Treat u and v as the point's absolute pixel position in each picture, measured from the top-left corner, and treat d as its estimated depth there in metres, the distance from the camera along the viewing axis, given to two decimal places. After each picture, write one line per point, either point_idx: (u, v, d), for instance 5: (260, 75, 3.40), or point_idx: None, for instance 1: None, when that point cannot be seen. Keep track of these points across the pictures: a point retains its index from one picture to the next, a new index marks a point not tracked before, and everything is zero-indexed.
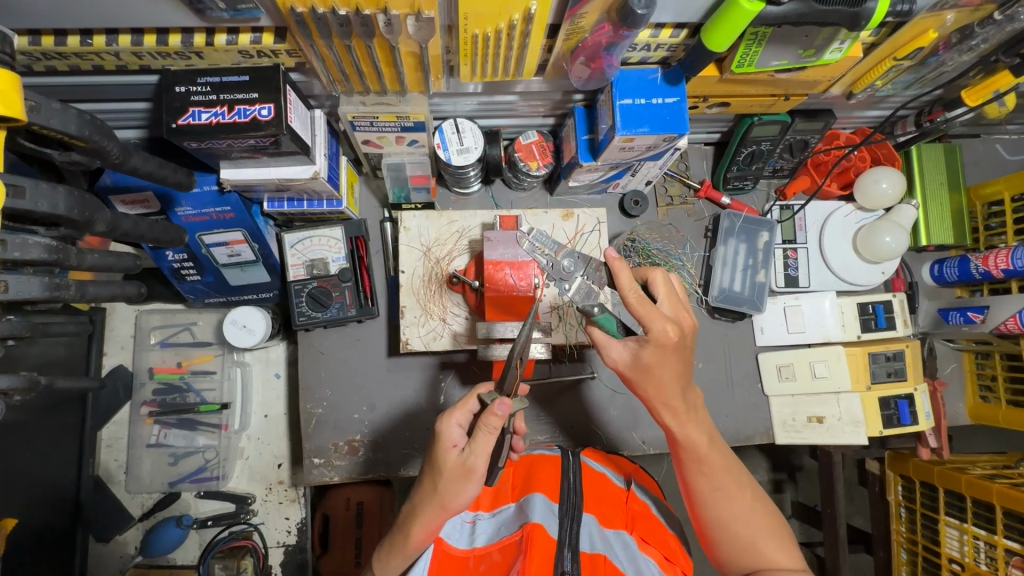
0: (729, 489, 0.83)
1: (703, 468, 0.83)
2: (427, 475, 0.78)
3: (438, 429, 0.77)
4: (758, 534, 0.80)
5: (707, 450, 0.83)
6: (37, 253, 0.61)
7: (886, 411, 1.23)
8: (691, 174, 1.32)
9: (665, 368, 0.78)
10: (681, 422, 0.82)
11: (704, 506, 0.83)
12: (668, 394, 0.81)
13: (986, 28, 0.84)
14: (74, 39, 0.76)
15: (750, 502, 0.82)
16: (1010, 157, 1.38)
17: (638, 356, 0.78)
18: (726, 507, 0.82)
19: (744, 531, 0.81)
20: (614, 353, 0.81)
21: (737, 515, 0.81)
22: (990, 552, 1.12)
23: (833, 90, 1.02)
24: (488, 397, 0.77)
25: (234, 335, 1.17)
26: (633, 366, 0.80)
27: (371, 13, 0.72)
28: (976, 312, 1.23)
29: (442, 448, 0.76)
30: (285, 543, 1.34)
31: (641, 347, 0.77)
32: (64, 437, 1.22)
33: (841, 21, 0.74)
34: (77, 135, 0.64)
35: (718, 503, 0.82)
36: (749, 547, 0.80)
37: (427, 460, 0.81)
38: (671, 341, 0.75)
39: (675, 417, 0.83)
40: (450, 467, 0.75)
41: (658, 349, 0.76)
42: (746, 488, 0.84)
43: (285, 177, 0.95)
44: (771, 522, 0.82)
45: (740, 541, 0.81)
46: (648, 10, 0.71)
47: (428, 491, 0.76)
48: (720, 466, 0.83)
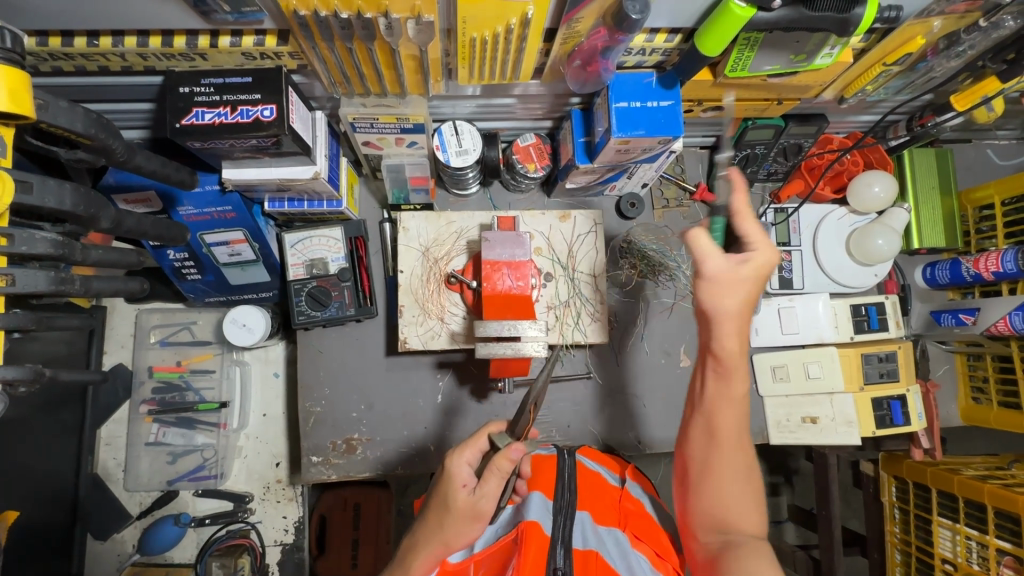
0: (737, 443, 0.77)
1: (724, 411, 0.78)
2: (430, 513, 0.77)
3: (448, 468, 0.77)
4: (740, 497, 0.75)
5: (737, 396, 0.78)
6: (44, 248, 0.63)
7: (878, 412, 1.25)
8: (686, 177, 1.35)
9: (743, 302, 0.74)
10: (734, 353, 0.76)
11: (700, 448, 0.79)
12: (738, 322, 0.75)
13: (972, 34, 0.86)
14: (81, 41, 0.78)
15: (745, 468, 0.77)
16: (1000, 163, 1.40)
17: (738, 274, 0.74)
18: (724, 457, 0.77)
19: (726, 486, 0.76)
20: (710, 266, 0.74)
21: (726, 471, 0.76)
22: (983, 552, 1.13)
23: (825, 95, 1.04)
24: (501, 438, 0.78)
25: (234, 333, 1.18)
26: (727, 281, 0.74)
27: (372, 16, 0.74)
28: (967, 315, 1.25)
29: (452, 488, 0.76)
30: (282, 542, 1.34)
31: (744, 264, 0.74)
32: (63, 435, 1.23)
33: (830, 27, 0.75)
34: (83, 133, 0.66)
35: (719, 449, 0.77)
36: (722, 500, 0.75)
37: (432, 495, 0.80)
38: (755, 278, 0.75)
39: (734, 346, 0.76)
40: (459, 507, 0.74)
41: (760, 271, 0.75)
42: (749, 453, 0.78)
43: (286, 177, 0.97)
44: (756, 492, 0.77)
45: (719, 492, 0.76)
46: (642, 16, 0.72)
47: (433, 528, 0.75)
48: (740, 420, 0.78)
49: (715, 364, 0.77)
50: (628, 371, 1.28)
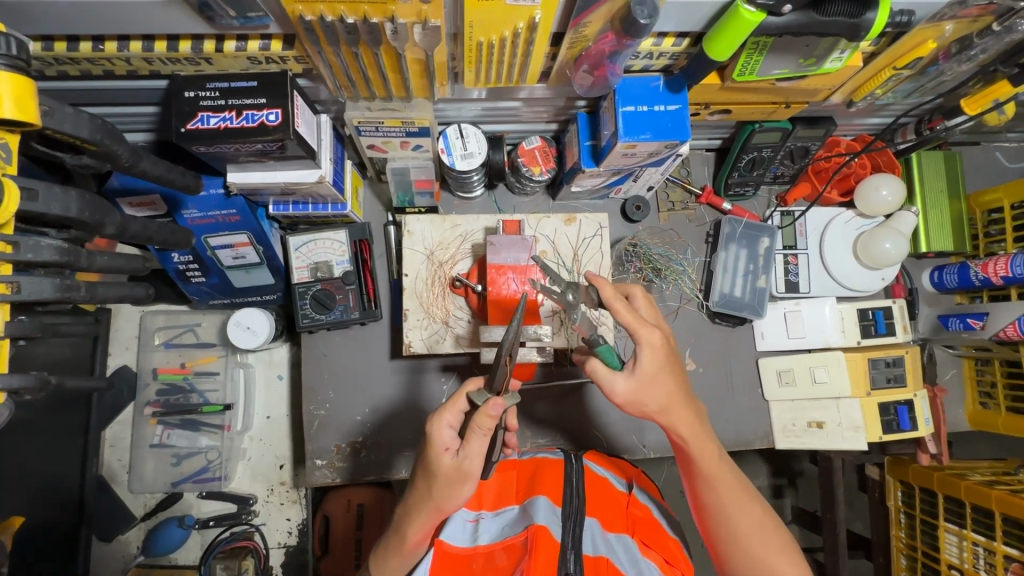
0: (740, 503, 0.83)
1: (714, 484, 0.84)
2: (420, 478, 0.79)
3: (429, 431, 0.76)
4: (771, 551, 0.81)
5: (717, 461, 0.84)
6: (50, 255, 0.62)
7: (886, 417, 1.24)
8: (692, 180, 1.33)
9: (664, 375, 0.80)
10: (694, 435, 0.84)
11: (713, 522, 0.84)
12: (679, 408, 0.82)
13: (984, 38, 0.85)
14: (86, 45, 0.78)
15: (763, 519, 0.83)
16: (1009, 165, 1.39)
17: (638, 374, 0.79)
18: (739, 523, 0.82)
19: (754, 547, 0.81)
20: (616, 386, 0.79)
21: (747, 530, 0.82)
22: (990, 558, 1.12)
23: (833, 98, 1.03)
24: (479, 397, 0.75)
25: (238, 336, 1.18)
26: (634, 393, 0.79)
27: (378, 21, 0.73)
28: (975, 319, 1.23)
29: (435, 452, 0.76)
30: (286, 545, 1.35)
31: (637, 361, 0.79)
32: (68, 437, 1.23)
33: (840, 32, 0.74)
34: (89, 139, 0.66)
35: (730, 518, 0.83)
36: (759, 564, 0.81)
37: (419, 461, 0.81)
38: (660, 343, 0.78)
39: (689, 429, 0.84)
40: (444, 471, 0.75)
41: (652, 358, 0.78)
42: (758, 502, 0.85)
43: (291, 181, 0.97)
44: (785, 539, 0.83)
45: (751, 557, 0.81)
46: (650, 21, 0.72)
47: (424, 493, 0.78)
48: (731, 481, 0.84)
49: (689, 454, 0.85)
50: None
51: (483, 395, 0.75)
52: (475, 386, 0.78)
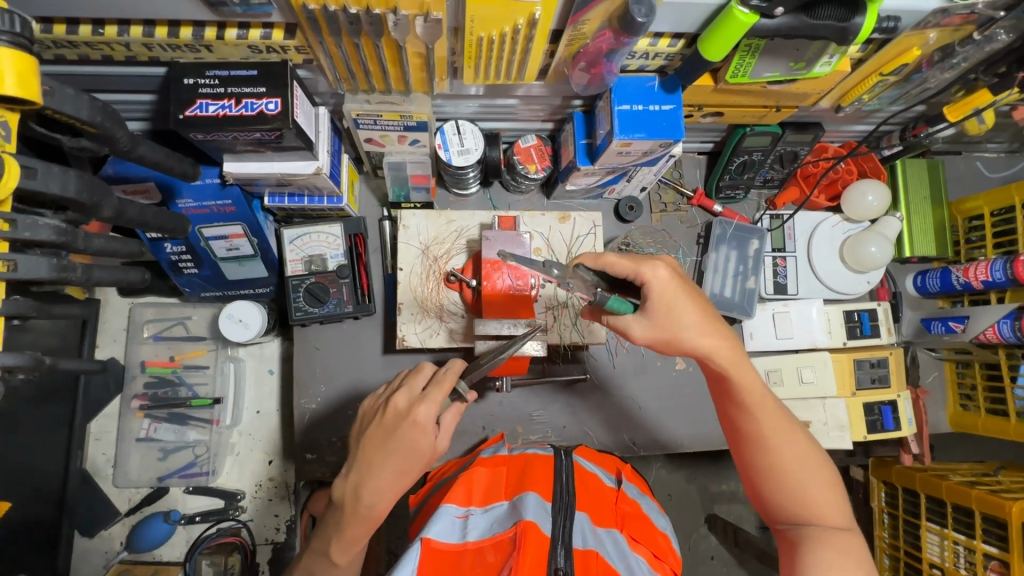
0: (781, 433, 0.83)
1: (749, 420, 0.83)
2: (399, 464, 0.80)
3: (422, 415, 0.80)
4: (807, 478, 0.82)
5: (756, 391, 0.82)
6: (47, 234, 0.62)
7: (870, 417, 1.27)
8: (684, 182, 1.35)
9: (683, 310, 0.79)
10: (733, 363, 0.81)
11: (749, 449, 0.84)
12: (712, 338, 0.80)
13: (966, 46, 0.88)
14: (86, 29, 0.78)
15: (805, 447, 0.83)
16: (990, 174, 1.43)
17: (653, 320, 0.79)
18: (777, 455, 0.82)
19: (791, 475, 0.82)
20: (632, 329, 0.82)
21: (787, 461, 0.82)
22: (969, 557, 1.14)
23: (822, 103, 1.06)
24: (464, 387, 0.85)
25: (230, 329, 1.17)
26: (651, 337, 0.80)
27: (381, 12, 0.74)
28: (957, 322, 1.27)
29: (426, 435, 0.80)
30: (273, 541, 1.33)
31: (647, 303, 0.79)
32: (53, 428, 1.21)
33: (830, 36, 0.77)
34: (88, 121, 0.66)
35: (769, 447, 0.82)
36: (796, 491, 0.82)
37: (388, 435, 0.81)
38: (665, 281, 0.78)
39: (726, 358, 0.81)
40: (427, 450, 0.81)
41: (663, 285, 0.78)
42: (799, 431, 0.84)
43: (288, 172, 0.97)
44: (824, 466, 0.83)
45: (788, 486, 0.82)
46: (647, 19, 0.73)
47: (401, 475, 0.81)
48: (772, 415, 0.83)
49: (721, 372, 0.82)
50: (623, 375, 1.29)
51: (467, 387, 0.86)
52: (456, 372, 0.85)
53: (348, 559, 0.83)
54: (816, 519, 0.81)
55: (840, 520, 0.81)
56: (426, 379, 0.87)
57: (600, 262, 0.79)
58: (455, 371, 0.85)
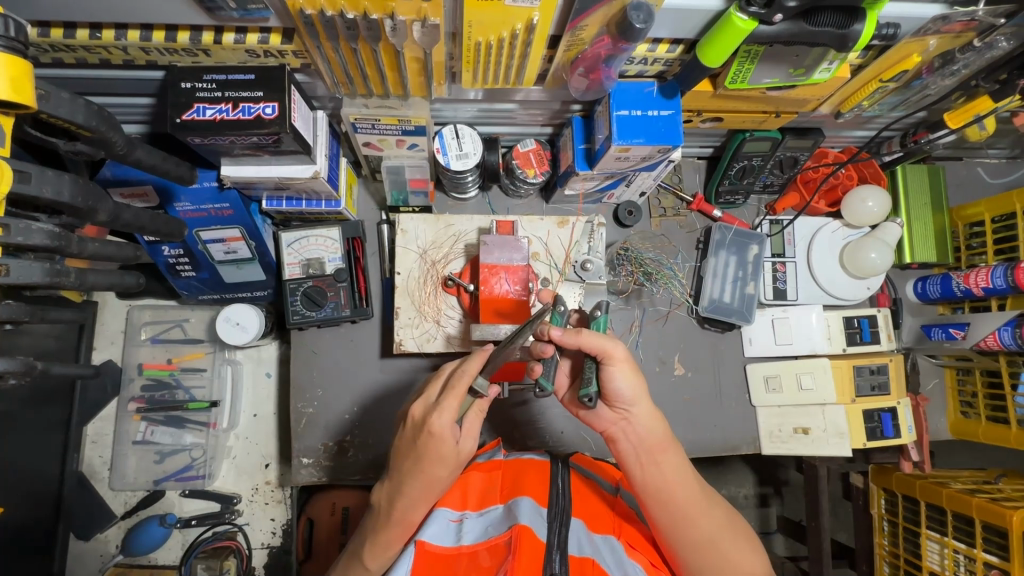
0: (698, 509, 0.82)
1: (666, 500, 0.82)
2: (421, 472, 0.82)
3: (435, 426, 0.79)
4: (730, 549, 0.81)
5: (676, 468, 0.84)
6: (40, 239, 0.62)
7: (869, 424, 1.25)
8: (684, 187, 1.35)
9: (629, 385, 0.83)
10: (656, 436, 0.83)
11: (674, 532, 0.81)
12: (643, 408, 0.85)
13: (966, 53, 0.88)
14: (83, 33, 0.77)
15: (718, 520, 0.82)
16: (991, 181, 1.42)
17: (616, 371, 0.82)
18: (697, 532, 0.80)
19: (713, 548, 0.80)
20: (616, 347, 0.81)
21: (708, 536, 0.81)
22: (969, 565, 1.13)
23: (821, 109, 1.05)
24: (482, 385, 0.82)
25: (227, 332, 1.17)
26: (624, 361, 0.82)
27: (378, 18, 0.74)
28: (957, 329, 1.26)
29: (443, 442, 0.80)
30: (269, 545, 1.32)
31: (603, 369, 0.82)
32: (49, 431, 1.21)
33: (830, 42, 0.77)
34: (84, 125, 0.66)
35: (690, 524, 0.80)
36: (720, 564, 0.80)
37: (413, 448, 0.83)
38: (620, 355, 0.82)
39: (652, 432, 0.85)
40: (447, 456, 0.81)
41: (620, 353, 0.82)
42: (712, 504, 0.84)
43: (286, 176, 0.97)
44: (745, 535, 0.84)
45: (713, 558, 0.80)
46: (646, 26, 0.73)
47: (431, 483, 0.82)
48: (689, 494, 0.82)
49: (647, 443, 0.84)
50: None
51: (485, 382, 0.83)
52: (473, 372, 0.82)
53: (381, 564, 0.85)
54: None
55: None
56: (442, 386, 0.86)
57: (578, 338, 0.81)
58: (470, 372, 0.82)
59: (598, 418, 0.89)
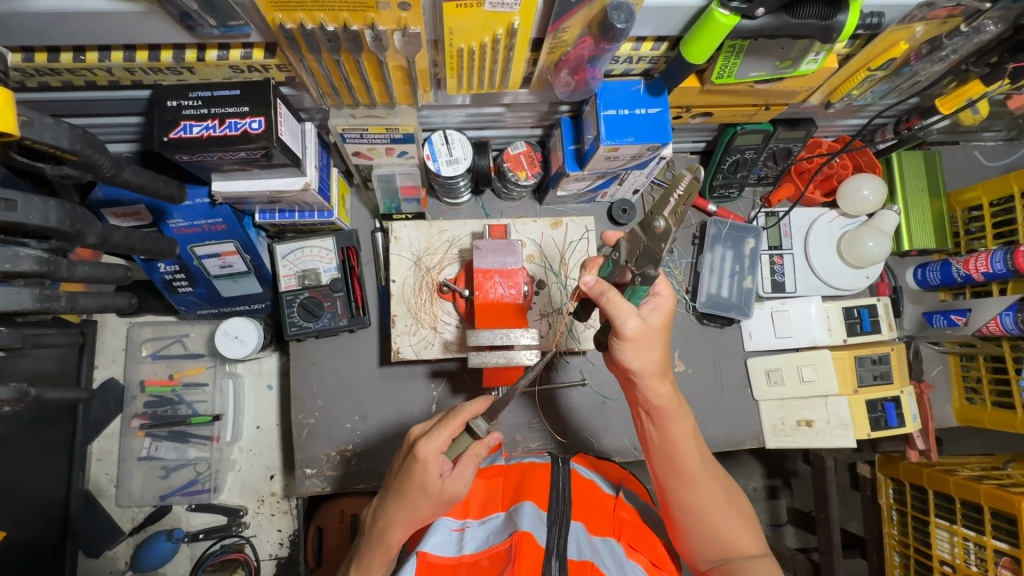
0: (703, 479, 0.82)
1: (673, 461, 0.83)
2: (403, 497, 0.79)
3: (421, 455, 0.78)
4: (730, 523, 0.81)
5: (685, 433, 0.83)
6: (28, 265, 0.62)
7: (873, 413, 1.24)
8: (677, 183, 1.34)
9: (650, 356, 0.78)
10: (670, 402, 0.81)
11: (673, 492, 0.83)
12: (658, 377, 0.80)
13: (953, 39, 0.87)
14: (67, 56, 0.78)
15: (721, 493, 0.82)
16: (988, 164, 1.41)
17: (635, 346, 0.77)
18: (695, 498, 0.82)
19: (708, 517, 0.81)
20: (628, 324, 0.75)
21: (710, 507, 0.81)
22: (980, 553, 1.12)
23: (812, 99, 1.04)
24: (478, 426, 0.80)
25: (226, 346, 1.17)
26: (634, 341, 0.76)
27: (358, 28, 0.74)
28: (959, 316, 1.25)
29: (428, 474, 0.78)
30: (276, 556, 1.32)
31: (624, 341, 0.77)
32: (54, 451, 1.22)
33: (814, 34, 0.76)
34: (69, 149, 0.66)
35: (693, 491, 0.82)
36: (712, 533, 0.81)
37: (400, 473, 0.81)
38: (640, 334, 0.76)
39: (665, 401, 0.81)
40: (431, 491, 0.78)
41: (640, 329, 0.76)
42: (718, 475, 0.85)
43: (276, 189, 0.97)
44: (743, 511, 0.84)
45: (710, 529, 0.81)
46: (627, 25, 0.73)
47: (413, 513, 0.79)
48: (694, 462, 0.82)
49: (655, 411, 0.82)
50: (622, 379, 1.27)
51: (484, 427, 0.81)
52: (472, 411, 0.82)
53: None
54: (738, 559, 0.80)
55: (759, 556, 0.81)
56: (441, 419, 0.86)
57: (604, 298, 0.76)
58: (469, 410, 0.82)
59: (615, 370, 0.87)
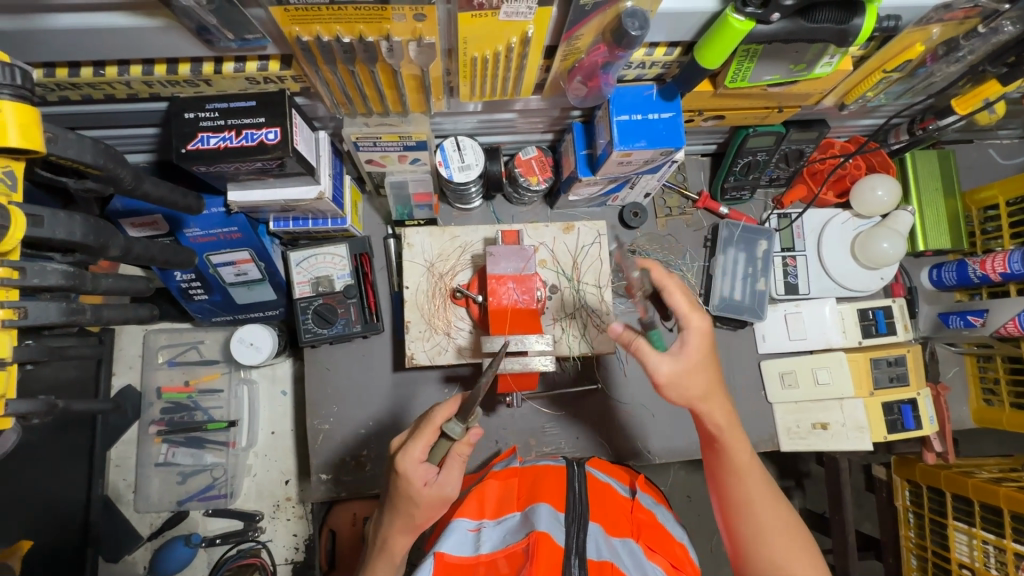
0: (766, 502, 0.83)
1: (738, 477, 0.84)
2: (396, 508, 0.81)
3: (403, 468, 0.79)
4: (792, 548, 0.79)
5: (747, 455, 0.85)
6: (54, 279, 0.64)
7: (890, 416, 1.23)
8: (688, 185, 1.34)
9: (706, 366, 0.82)
10: (729, 421, 0.84)
11: (736, 512, 0.84)
12: (715, 396, 0.83)
13: (970, 40, 0.86)
14: (87, 71, 0.79)
15: (785, 517, 0.82)
16: (1003, 162, 1.40)
17: (684, 358, 0.80)
18: (765, 517, 0.82)
19: (782, 538, 0.80)
20: (687, 329, 0.81)
21: (772, 528, 0.81)
22: (1001, 556, 1.11)
23: (826, 101, 1.04)
24: (453, 430, 0.78)
25: (241, 353, 1.18)
26: (679, 375, 0.80)
27: (374, 40, 0.74)
28: (976, 316, 1.24)
29: (414, 486, 0.79)
30: (292, 560, 1.34)
31: (684, 344, 0.81)
32: (73, 457, 1.23)
33: (830, 38, 0.76)
34: (92, 164, 0.67)
35: (756, 512, 0.82)
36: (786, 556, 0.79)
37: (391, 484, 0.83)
38: (699, 337, 0.81)
39: (724, 419, 0.84)
40: (421, 499, 0.80)
41: (699, 340, 0.81)
42: (782, 501, 0.84)
43: (291, 198, 0.97)
44: (806, 538, 0.82)
45: (772, 553, 0.80)
46: (642, 32, 0.72)
47: (408, 521, 0.81)
48: (758, 477, 0.85)
49: (713, 431, 0.85)
50: (635, 383, 1.27)
51: (458, 429, 0.78)
52: (444, 415, 0.81)
53: None
54: None
55: None
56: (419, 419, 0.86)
57: (661, 283, 0.82)
58: (442, 415, 0.81)
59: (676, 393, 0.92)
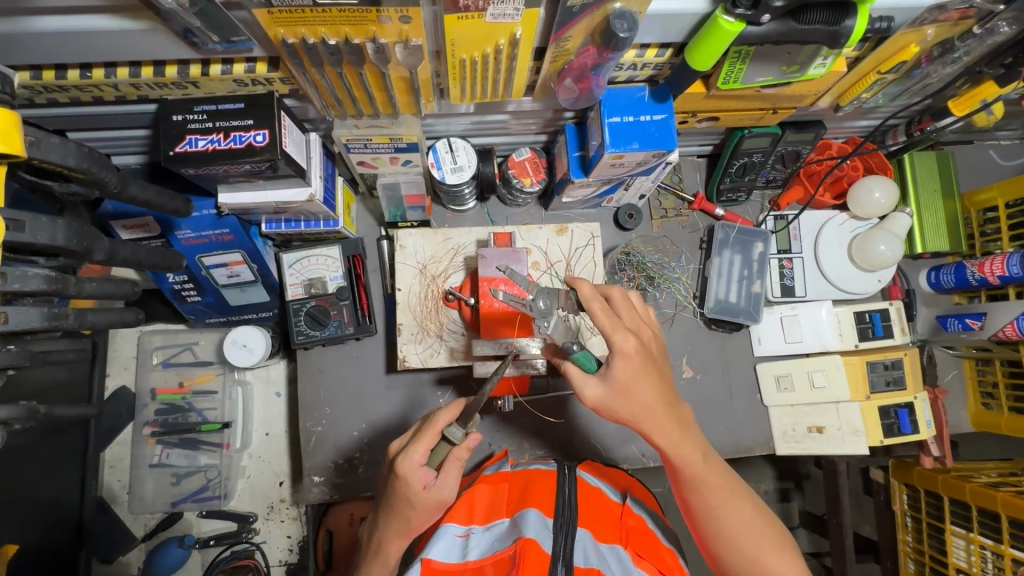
0: (728, 503, 0.81)
1: (699, 488, 0.81)
2: (392, 510, 0.81)
3: (402, 472, 0.78)
4: (764, 547, 0.79)
5: (700, 458, 0.82)
6: (37, 284, 0.63)
7: (886, 420, 1.22)
8: (684, 186, 1.33)
9: (640, 384, 0.77)
10: (673, 433, 0.80)
11: (701, 516, 0.82)
12: (658, 412, 0.79)
13: (966, 41, 0.85)
14: (74, 73, 0.79)
15: (750, 516, 0.81)
16: (1003, 163, 1.38)
17: (614, 381, 0.77)
18: (731, 522, 0.80)
19: (748, 543, 0.79)
20: (613, 348, 0.76)
21: (740, 528, 0.80)
22: (998, 562, 1.10)
23: (821, 102, 1.02)
24: (455, 433, 0.79)
25: (235, 355, 1.18)
26: (609, 399, 0.77)
27: (360, 42, 0.74)
28: (974, 319, 1.22)
29: (412, 489, 0.78)
30: (286, 562, 1.34)
31: (610, 366, 0.77)
32: (67, 459, 1.23)
33: (821, 40, 0.75)
34: (75, 168, 0.67)
35: (720, 516, 0.81)
36: (752, 560, 0.79)
37: (389, 487, 0.82)
38: (634, 351, 0.76)
39: (669, 434, 0.80)
40: (419, 503, 0.78)
41: (626, 361, 0.76)
42: (746, 497, 0.82)
43: (281, 200, 0.97)
44: (779, 534, 0.81)
45: (744, 555, 0.79)
46: (630, 34, 0.72)
47: (404, 524, 0.80)
48: (717, 483, 0.82)
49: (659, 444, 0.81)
50: None
51: (459, 433, 0.79)
52: (447, 418, 0.81)
53: None
54: None
55: None
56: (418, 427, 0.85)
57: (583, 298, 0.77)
58: (443, 419, 0.80)
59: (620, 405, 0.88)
